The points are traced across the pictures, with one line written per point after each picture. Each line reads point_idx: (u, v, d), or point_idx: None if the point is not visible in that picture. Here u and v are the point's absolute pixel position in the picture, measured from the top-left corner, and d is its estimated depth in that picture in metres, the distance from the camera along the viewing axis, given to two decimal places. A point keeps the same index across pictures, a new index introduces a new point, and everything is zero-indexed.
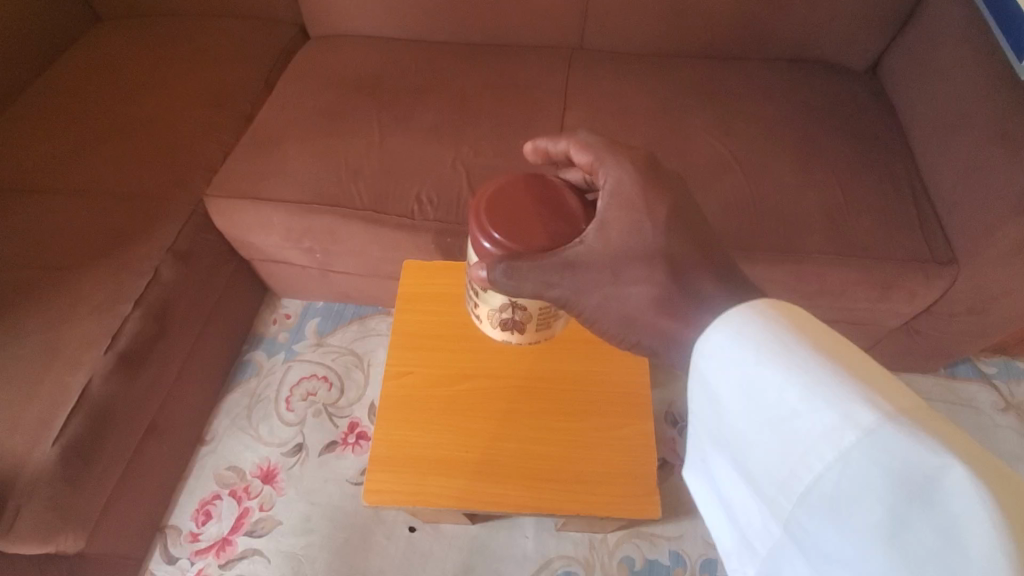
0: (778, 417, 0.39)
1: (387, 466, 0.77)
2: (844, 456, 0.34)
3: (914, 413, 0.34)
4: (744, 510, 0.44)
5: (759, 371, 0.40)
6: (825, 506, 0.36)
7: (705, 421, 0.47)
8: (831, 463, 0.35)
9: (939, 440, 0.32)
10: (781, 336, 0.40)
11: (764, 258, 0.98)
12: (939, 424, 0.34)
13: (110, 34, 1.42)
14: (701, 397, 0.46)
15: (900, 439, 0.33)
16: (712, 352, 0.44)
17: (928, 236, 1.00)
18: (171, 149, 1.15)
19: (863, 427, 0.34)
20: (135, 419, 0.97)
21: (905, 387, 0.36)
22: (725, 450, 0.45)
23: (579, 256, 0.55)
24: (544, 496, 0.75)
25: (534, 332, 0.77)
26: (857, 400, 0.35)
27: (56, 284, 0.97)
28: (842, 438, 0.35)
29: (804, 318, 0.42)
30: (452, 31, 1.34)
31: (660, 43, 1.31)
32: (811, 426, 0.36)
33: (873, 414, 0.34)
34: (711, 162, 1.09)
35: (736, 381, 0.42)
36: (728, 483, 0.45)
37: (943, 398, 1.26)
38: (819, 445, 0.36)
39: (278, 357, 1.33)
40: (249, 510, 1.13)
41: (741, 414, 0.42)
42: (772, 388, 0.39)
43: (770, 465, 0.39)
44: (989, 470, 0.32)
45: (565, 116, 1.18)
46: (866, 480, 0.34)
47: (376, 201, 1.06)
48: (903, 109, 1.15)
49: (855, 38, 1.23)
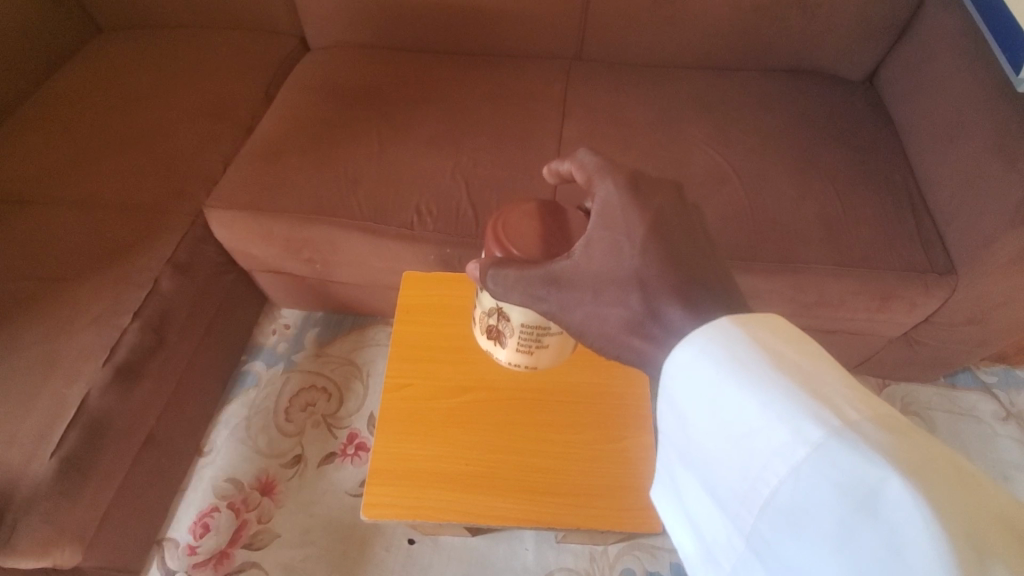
0: (738, 432, 0.41)
1: (387, 479, 0.76)
2: (797, 469, 0.37)
3: (861, 425, 0.36)
4: (709, 528, 0.45)
5: (722, 388, 0.43)
6: (780, 519, 0.38)
7: (676, 440, 0.48)
8: (786, 477, 0.37)
9: (881, 451, 0.34)
10: (743, 353, 0.43)
11: (763, 268, 0.98)
12: (891, 436, 0.35)
13: (111, 45, 1.43)
14: (671, 414, 0.48)
15: (845, 451, 0.35)
16: (679, 371, 0.46)
17: (927, 247, 1.00)
18: (170, 161, 1.15)
19: (812, 442, 0.36)
20: (133, 432, 0.97)
21: (855, 401, 0.38)
22: (693, 467, 0.46)
23: (564, 271, 0.57)
24: (544, 510, 0.74)
25: (516, 349, 0.77)
26: (808, 415, 0.37)
27: (53, 295, 0.96)
28: (793, 453, 0.37)
29: (768, 334, 0.44)
30: (452, 42, 1.35)
31: (658, 55, 1.32)
32: (768, 441, 0.39)
33: (822, 428, 0.36)
34: (709, 173, 1.09)
35: (700, 399, 0.44)
36: (696, 501, 0.46)
37: (944, 407, 1.25)
38: (774, 459, 0.38)
39: (277, 367, 1.32)
40: (248, 522, 1.12)
41: (705, 431, 0.44)
42: (732, 405, 0.42)
43: (732, 480, 0.41)
44: (935, 479, 0.33)
45: (564, 126, 1.18)
46: (816, 491, 0.36)
47: (376, 213, 1.06)
48: (901, 120, 1.16)
49: (852, 49, 1.24)
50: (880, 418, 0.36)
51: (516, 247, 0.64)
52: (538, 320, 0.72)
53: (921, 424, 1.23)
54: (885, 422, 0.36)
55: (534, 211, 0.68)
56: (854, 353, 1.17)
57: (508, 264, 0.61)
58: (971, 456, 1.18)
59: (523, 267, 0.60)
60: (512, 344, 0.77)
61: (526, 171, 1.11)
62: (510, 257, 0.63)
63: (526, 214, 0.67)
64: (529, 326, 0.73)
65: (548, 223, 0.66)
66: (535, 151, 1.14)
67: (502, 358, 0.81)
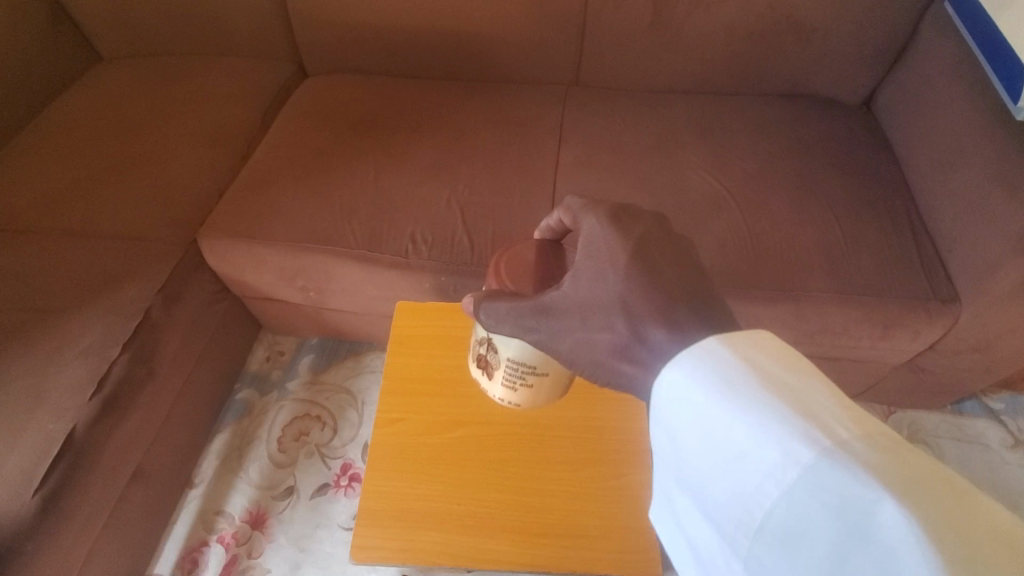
0: (730, 454, 0.41)
1: (374, 519, 0.74)
2: (789, 490, 0.37)
3: (854, 445, 0.36)
4: (708, 552, 0.45)
5: (709, 408, 0.42)
6: (776, 541, 0.38)
7: (668, 464, 0.48)
8: (776, 502, 0.38)
9: (874, 475, 0.34)
10: (729, 371, 0.42)
11: (763, 297, 0.97)
12: (880, 457, 0.35)
13: (109, 73, 1.44)
14: (662, 437, 0.48)
15: (837, 471, 0.35)
16: (669, 393, 0.45)
17: (930, 274, 0.98)
18: (166, 188, 1.15)
19: (805, 462, 0.37)
20: (117, 470, 0.95)
21: (846, 420, 0.38)
22: (685, 492, 0.47)
23: (553, 305, 0.56)
24: (541, 551, 0.72)
25: (501, 383, 0.75)
26: (799, 435, 0.38)
27: (41, 326, 0.94)
28: (785, 475, 0.37)
29: (756, 351, 0.44)
30: (448, 68, 1.35)
31: (653, 81, 1.32)
32: (758, 465, 0.39)
33: (812, 449, 0.37)
34: (706, 200, 1.08)
35: (690, 421, 0.44)
36: (691, 525, 0.47)
37: (952, 434, 1.23)
38: (768, 482, 0.38)
39: (270, 395, 1.30)
40: (238, 557, 1.09)
41: (698, 454, 0.44)
42: (721, 426, 0.42)
43: (725, 502, 0.41)
44: (927, 504, 0.33)
45: (561, 153, 1.18)
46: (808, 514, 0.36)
47: (370, 240, 1.05)
48: (899, 145, 1.16)
49: (848, 74, 1.25)
50: (869, 437, 0.37)
51: (511, 284, 0.64)
52: (525, 355, 0.70)
53: (928, 453, 1.20)
54: (874, 440, 0.37)
55: (535, 246, 0.66)
56: (859, 381, 1.15)
57: (498, 297, 0.61)
58: (981, 485, 1.15)
59: (514, 300, 0.60)
60: (499, 376, 0.75)
61: (522, 198, 1.10)
62: (503, 292, 0.63)
63: (528, 249, 0.66)
64: (516, 361, 0.71)
65: (548, 260, 0.65)
66: (532, 178, 1.13)
67: (491, 392, 0.79)
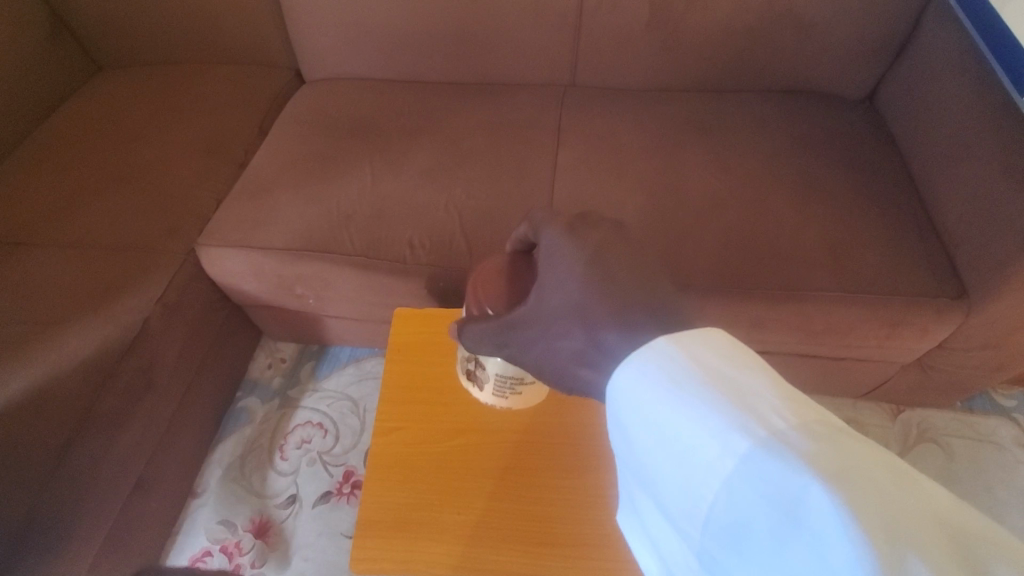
0: (677, 448, 0.43)
1: (373, 530, 0.73)
2: (729, 481, 0.39)
3: (787, 433, 0.39)
4: (669, 548, 0.47)
5: (656, 403, 0.45)
6: (722, 533, 0.40)
7: (629, 464, 0.50)
8: (719, 493, 0.40)
9: (804, 460, 0.36)
10: (676, 369, 0.45)
11: (766, 297, 0.96)
12: (808, 444, 0.38)
13: (108, 83, 1.45)
14: (620, 436, 0.50)
15: (770, 458, 0.38)
16: (624, 394, 0.48)
17: (937, 271, 0.96)
18: (166, 199, 1.15)
19: (742, 452, 0.39)
20: (119, 479, 0.95)
21: (777, 409, 0.41)
22: (646, 490, 0.48)
23: (519, 319, 0.60)
24: (541, 561, 0.71)
25: (494, 394, 0.76)
26: (737, 428, 0.40)
27: (41, 339, 0.94)
28: (725, 466, 0.40)
29: (706, 349, 0.46)
30: (445, 71, 1.35)
31: (652, 79, 1.30)
32: (703, 456, 0.41)
33: (749, 440, 0.39)
34: (706, 199, 1.07)
35: (642, 420, 0.46)
36: (655, 525, 0.48)
37: (962, 433, 1.20)
38: (710, 474, 0.40)
39: (272, 403, 1.30)
40: (241, 567, 1.09)
41: (652, 451, 0.46)
42: (669, 423, 0.44)
43: (676, 497, 0.43)
44: (855, 487, 0.35)
45: (559, 154, 1.17)
46: (746, 502, 0.38)
47: (368, 247, 1.05)
48: (904, 140, 1.14)
49: (848, 69, 1.23)
50: (805, 426, 0.39)
51: (484, 303, 0.67)
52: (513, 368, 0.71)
53: (938, 453, 1.18)
54: (812, 432, 0.39)
55: (509, 260, 0.69)
56: (865, 381, 1.13)
57: (473, 319, 0.66)
58: (991, 485, 1.14)
59: (485, 321, 0.64)
60: (491, 388, 0.76)
61: (520, 200, 1.09)
62: (478, 313, 0.67)
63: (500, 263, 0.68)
64: (504, 373, 0.72)
65: (521, 274, 0.67)
66: (530, 181, 1.12)
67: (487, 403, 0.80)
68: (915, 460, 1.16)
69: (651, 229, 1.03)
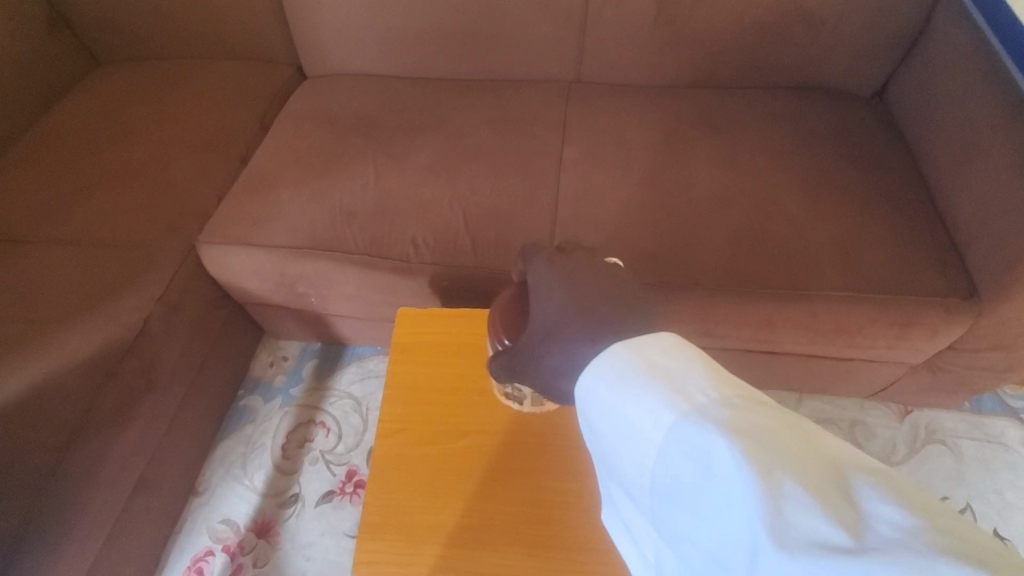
0: (625, 429, 0.50)
1: (377, 533, 0.72)
2: (662, 449, 0.46)
3: (706, 405, 0.46)
4: (640, 526, 0.52)
5: (607, 392, 0.52)
6: (665, 496, 0.46)
7: (598, 453, 0.56)
8: (657, 461, 0.46)
9: (714, 424, 0.43)
10: (622, 364, 0.52)
11: (774, 297, 0.94)
12: (722, 413, 0.44)
13: (107, 78, 1.43)
14: (587, 429, 0.57)
15: (690, 425, 0.44)
16: (586, 390, 0.55)
17: (948, 270, 0.95)
18: (166, 196, 1.14)
19: (669, 423, 0.46)
20: (121, 479, 0.95)
21: (701, 386, 0.47)
22: (613, 474, 0.54)
23: (521, 348, 0.69)
24: (547, 566, 0.70)
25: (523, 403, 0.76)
26: (665, 403, 0.47)
27: (40, 337, 0.93)
28: (658, 436, 0.47)
29: (642, 345, 0.53)
30: (448, 66, 1.33)
31: (658, 75, 1.29)
32: (643, 431, 0.48)
33: (674, 412, 0.46)
34: (714, 196, 1.05)
35: (599, 409, 0.53)
36: (626, 506, 0.54)
37: (971, 434, 1.19)
38: (650, 446, 0.47)
39: (274, 402, 1.29)
40: (243, 566, 1.08)
41: (609, 436, 0.52)
42: (617, 408, 0.51)
43: (631, 472, 0.50)
44: (752, 439, 0.41)
45: (564, 150, 1.15)
46: (676, 465, 0.45)
47: (371, 245, 1.04)
48: (914, 137, 1.12)
49: (858, 65, 1.21)
50: (721, 399, 0.46)
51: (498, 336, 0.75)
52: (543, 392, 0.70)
53: (946, 454, 1.17)
54: (725, 401, 0.46)
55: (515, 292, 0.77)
56: (873, 381, 1.12)
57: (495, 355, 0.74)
58: (999, 487, 1.12)
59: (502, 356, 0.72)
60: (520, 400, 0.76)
61: (525, 198, 1.08)
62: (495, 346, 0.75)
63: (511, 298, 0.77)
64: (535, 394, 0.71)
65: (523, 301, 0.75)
66: (535, 178, 1.11)
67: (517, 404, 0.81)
68: (922, 463, 1.16)
69: (657, 228, 1.02)
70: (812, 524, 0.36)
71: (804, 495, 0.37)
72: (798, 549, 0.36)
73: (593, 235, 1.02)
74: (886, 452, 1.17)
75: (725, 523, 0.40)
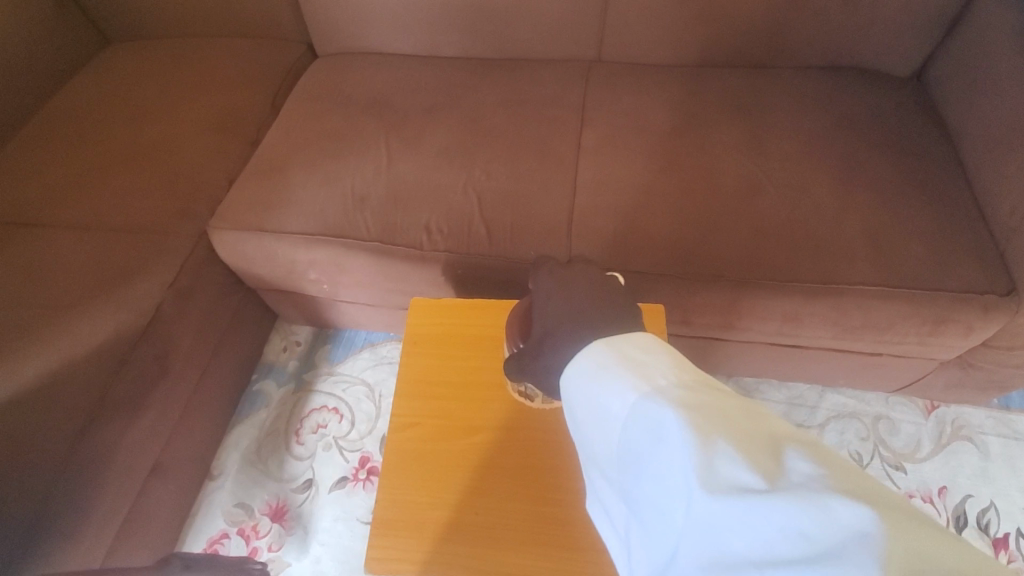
0: (597, 412, 0.53)
1: (392, 528, 0.71)
2: (625, 425, 0.49)
3: (667, 385, 0.49)
4: (612, 513, 0.53)
5: (585, 381, 0.56)
6: (626, 470, 0.48)
7: (578, 442, 0.59)
8: (622, 437, 0.49)
9: (668, 398, 0.46)
10: (600, 357, 0.56)
11: (801, 291, 0.91)
12: (678, 392, 0.47)
13: (117, 56, 1.41)
14: (569, 416, 0.60)
15: (649, 401, 0.47)
16: (570, 380, 0.59)
17: (986, 265, 0.90)
18: (177, 179, 1.12)
19: (630, 400, 0.49)
20: (137, 463, 0.95)
21: (665, 371, 0.51)
22: (589, 460, 0.56)
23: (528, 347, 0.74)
24: (563, 567, 0.68)
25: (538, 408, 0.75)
26: (629, 383, 0.51)
27: (54, 322, 0.93)
28: (622, 413, 0.50)
29: (620, 341, 0.58)
30: (463, 45, 1.28)
31: (682, 54, 1.23)
32: (611, 411, 0.51)
33: (635, 391, 0.49)
34: (739, 183, 1.01)
35: (576, 395, 0.57)
36: (600, 494, 0.55)
37: (999, 432, 1.15)
38: (616, 424, 0.50)
39: (287, 387, 1.29)
40: (258, 550, 1.09)
41: (585, 421, 0.55)
42: (590, 393, 0.54)
43: (602, 452, 0.52)
44: (699, 411, 0.44)
45: (583, 134, 1.11)
46: (634, 438, 0.47)
47: (384, 232, 1.01)
48: (953, 121, 1.06)
49: (895, 43, 1.14)
50: (679, 383, 0.49)
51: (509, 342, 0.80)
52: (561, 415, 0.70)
53: (973, 452, 1.13)
54: (683, 384, 0.49)
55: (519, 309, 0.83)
56: (899, 377, 1.08)
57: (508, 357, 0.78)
58: None
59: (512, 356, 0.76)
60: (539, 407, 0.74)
61: (542, 184, 1.04)
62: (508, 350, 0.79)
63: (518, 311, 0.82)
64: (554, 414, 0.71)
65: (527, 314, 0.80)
66: (552, 163, 1.07)
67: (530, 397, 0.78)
68: (946, 460, 1.12)
69: (680, 216, 0.98)
70: (735, 472, 0.39)
71: (734, 453, 0.40)
72: (722, 495, 0.38)
73: (612, 224, 0.98)
74: (910, 449, 1.14)
75: (664, 478, 0.42)
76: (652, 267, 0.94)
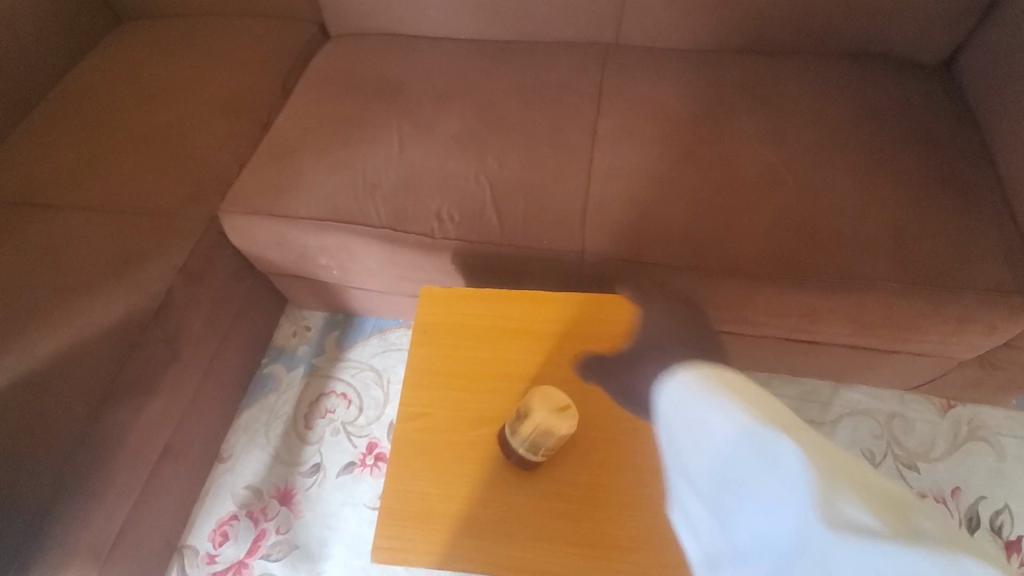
0: (701, 433, 0.56)
1: (399, 518, 0.71)
2: (730, 446, 0.52)
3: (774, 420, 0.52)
4: (704, 531, 0.55)
5: (688, 402, 0.60)
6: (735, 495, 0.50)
7: (670, 457, 0.62)
8: (728, 455, 0.52)
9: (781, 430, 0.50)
10: (700, 383, 0.60)
11: (819, 287, 0.89)
12: (792, 429, 0.50)
13: (129, 35, 1.40)
14: (665, 426, 0.64)
15: (759, 432, 0.51)
16: (670, 395, 0.63)
17: (1013, 263, 0.87)
18: (187, 162, 1.11)
19: (742, 426, 0.52)
20: (148, 445, 0.95)
21: (778, 407, 0.54)
22: (681, 474, 0.59)
23: None
24: (569, 562, 0.68)
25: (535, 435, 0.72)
26: (739, 409, 0.54)
27: (67, 303, 0.93)
28: (729, 436, 0.53)
29: (714, 373, 0.61)
30: (478, 27, 1.26)
31: (703, 39, 1.20)
32: (720, 431, 0.54)
33: (748, 418, 0.53)
34: (758, 174, 0.99)
35: (679, 410, 0.60)
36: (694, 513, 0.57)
37: (1016, 432, 1.12)
38: (721, 446, 0.53)
39: (297, 371, 1.29)
40: (266, 532, 1.10)
41: (689, 439, 0.58)
42: (700, 416, 0.57)
43: (701, 469, 0.55)
44: (825, 453, 0.47)
45: (598, 121, 1.09)
46: (739, 459, 0.51)
47: (394, 218, 1.00)
48: (985, 113, 1.02)
49: (926, 30, 1.10)
50: (787, 422, 0.52)
51: None
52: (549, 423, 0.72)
53: (988, 453, 1.11)
54: (795, 424, 0.52)
55: None
56: (916, 375, 1.06)
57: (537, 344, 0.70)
58: None
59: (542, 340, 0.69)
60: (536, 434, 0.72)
61: (556, 171, 1.02)
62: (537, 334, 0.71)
63: None
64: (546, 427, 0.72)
65: None
66: (567, 151, 1.05)
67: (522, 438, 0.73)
68: (961, 461, 1.11)
69: (697, 208, 0.96)
70: (855, 512, 0.41)
71: (858, 500, 0.42)
72: (843, 531, 0.40)
73: (626, 214, 0.96)
74: (924, 448, 1.12)
75: (775, 504, 0.46)
76: (667, 259, 0.92)
